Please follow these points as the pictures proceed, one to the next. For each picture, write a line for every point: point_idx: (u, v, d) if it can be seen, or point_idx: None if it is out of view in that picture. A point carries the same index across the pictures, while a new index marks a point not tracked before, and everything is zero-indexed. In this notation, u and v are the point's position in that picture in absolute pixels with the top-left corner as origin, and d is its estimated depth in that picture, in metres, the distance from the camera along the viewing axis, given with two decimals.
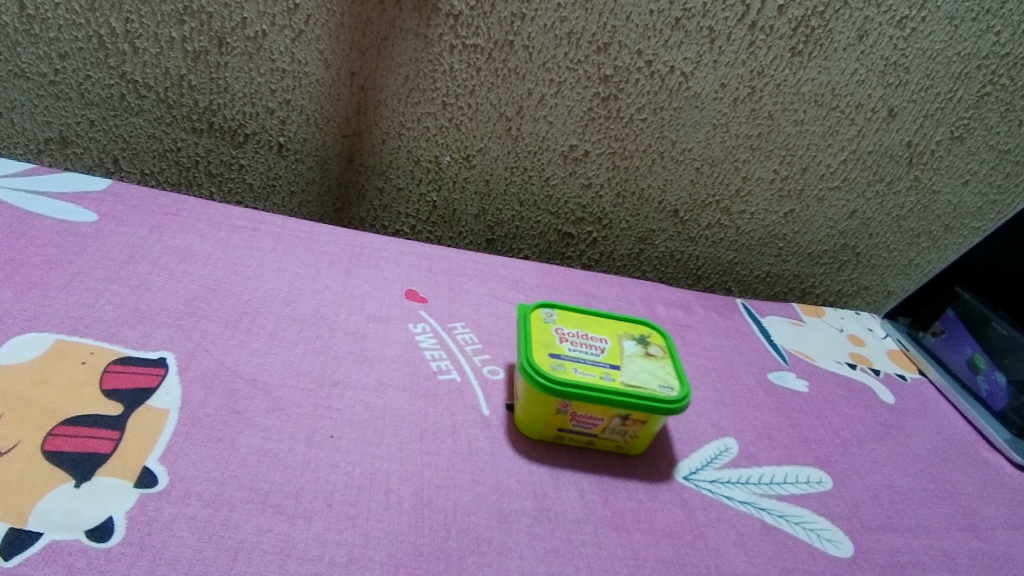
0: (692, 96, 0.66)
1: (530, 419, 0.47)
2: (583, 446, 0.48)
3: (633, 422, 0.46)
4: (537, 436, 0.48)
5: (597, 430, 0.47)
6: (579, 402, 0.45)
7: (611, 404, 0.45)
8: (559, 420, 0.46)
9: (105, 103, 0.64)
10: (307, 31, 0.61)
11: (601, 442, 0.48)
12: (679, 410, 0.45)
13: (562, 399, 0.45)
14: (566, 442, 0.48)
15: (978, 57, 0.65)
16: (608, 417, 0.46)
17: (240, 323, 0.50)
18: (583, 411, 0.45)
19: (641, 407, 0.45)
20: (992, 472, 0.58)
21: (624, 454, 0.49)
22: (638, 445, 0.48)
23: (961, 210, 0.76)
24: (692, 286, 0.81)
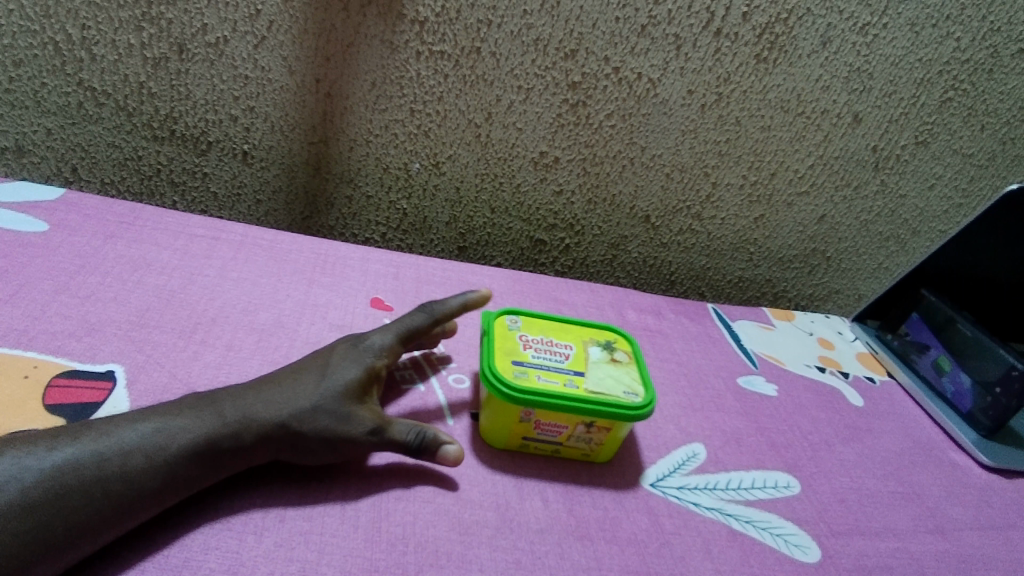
0: (660, 103, 0.66)
1: (493, 428, 0.46)
2: (550, 454, 0.47)
3: (598, 430, 0.45)
4: (502, 445, 0.47)
5: (563, 438, 0.46)
6: (542, 410, 0.44)
7: (575, 411, 0.44)
8: (523, 429, 0.46)
9: (62, 111, 0.62)
10: (270, 37, 0.60)
11: (567, 450, 0.47)
12: (643, 416, 0.44)
13: (524, 408, 0.44)
14: (531, 451, 0.47)
15: (939, 63, 0.66)
16: (573, 425, 0.45)
17: (195, 334, 0.49)
18: (547, 419, 0.45)
19: (606, 414, 0.44)
20: (960, 474, 0.58)
21: (591, 462, 0.48)
22: (606, 453, 0.47)
23: (927, 214, 0.76)
24: (666, 292, 0.81)
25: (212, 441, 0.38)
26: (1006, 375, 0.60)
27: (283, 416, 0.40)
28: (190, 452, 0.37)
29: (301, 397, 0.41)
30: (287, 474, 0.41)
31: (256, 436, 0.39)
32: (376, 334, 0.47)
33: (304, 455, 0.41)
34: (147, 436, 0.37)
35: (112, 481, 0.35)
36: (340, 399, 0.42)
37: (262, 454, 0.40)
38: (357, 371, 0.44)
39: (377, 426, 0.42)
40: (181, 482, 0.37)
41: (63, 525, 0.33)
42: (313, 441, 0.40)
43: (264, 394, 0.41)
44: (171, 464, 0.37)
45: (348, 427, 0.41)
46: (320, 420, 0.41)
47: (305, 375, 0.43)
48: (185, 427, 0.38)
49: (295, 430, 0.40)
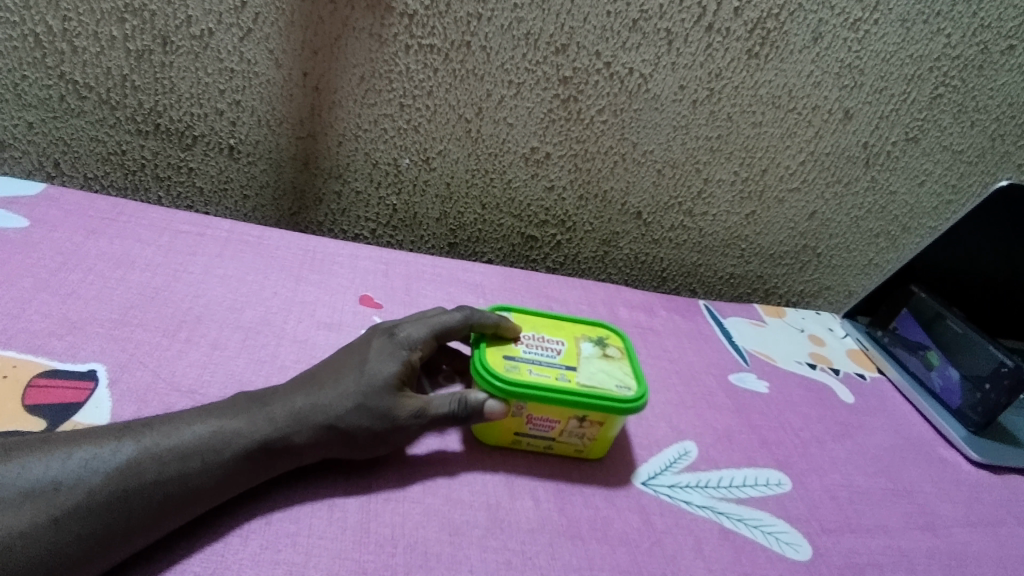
0: (651, 98, 0.65)
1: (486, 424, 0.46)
2: (542, 450, 0.47)
3: (591, 425, 0.45)
4: (494, 441, 0.47)
5: (555, 434, 0.46)
6: (534, 404, 0.44)
7: (567, 405, 0.43)
8: (514, 425, 0.45)
9: (43, 104, 0.61)
10: (256, 29, 0.59)
11: (560, 446, 0.47)
12: (636, 409, 0.44)
13: (515, 402, 0.44)
14: (523, 448, 0.47)
15: (930, 59, 0.66)
16: (565, 421, 0.45)
17: (179, 333, 0.48)
18: (539, 415, 0.44)
19: (598, 408, 0.44)
20: (949, 470, 0.58)
21: (584, 459, 0.48)
22: (599, 449, 0.47)
23: (917, 211, 0.77)
24: (657, 288, 0.80)
25: (266, 442, 0.39)
26: (995, 370, 0.60)
27: (331, 417, 0.40)
28: (246, 454, 0.38)
29: (344, 398, 0.41)
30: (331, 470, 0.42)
31: (307, 438, 0.40)
32: (411, 326, 0.46)
33: (353, 452, 0.41)
34: (203, 437, 0.37)
35: (171, 483, 0.35)
36: (383, 394, 0.42)
37: (314, 455, 0.40)
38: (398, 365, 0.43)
39: (425, 412, 0.42)
40: (237, 482, 0.37)
41: (120, 526, 0.33)
42: (363, 436, 0.41)
43: (311, 394, 0.41)
44: (227, 465, 0.37)
45: (399, 417, 0.41)
46: (366, 420, 0.41)
47: (348, 370, 0.42)
48: (239, 428, 0.38)
49: (343, 430, 0.40)
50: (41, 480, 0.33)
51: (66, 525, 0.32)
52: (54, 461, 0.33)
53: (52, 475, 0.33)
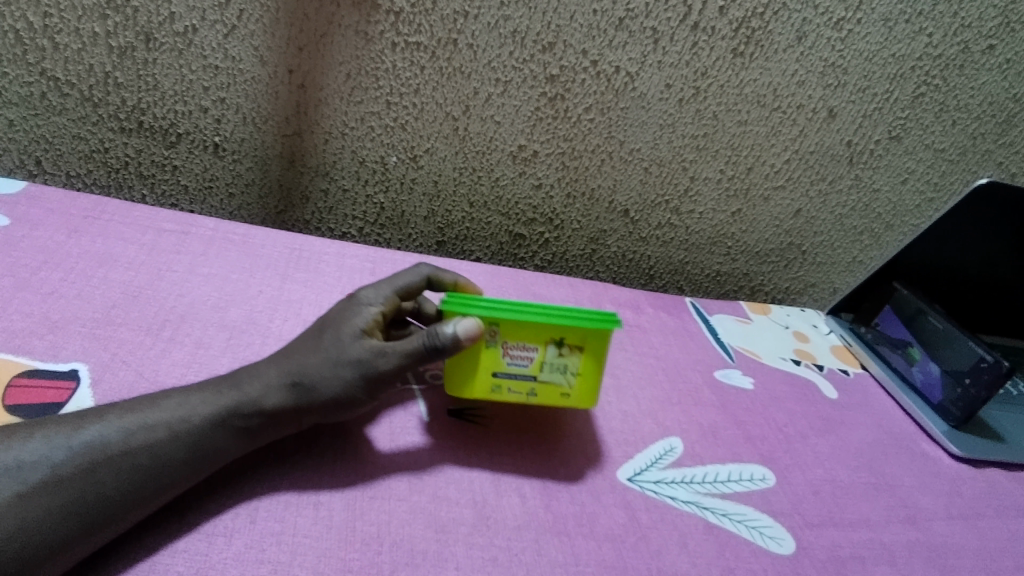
0: (638, 97, 0.66)
1: (463, 370, 0.45)
2: (525, 396, 0.45)
3: (569, 351, 0.45)
4: (473, 390, 0.45)
5: (535, 368, 0.45)
6: (507, 326, 0.44)
7: (540, 322, 0.44)
8: (491, 359, 0.44)
9: (24, 102, 0.60)
10: (240, 26, 0.59)
11: (542, 389, 0.45)
12: (612, 325, 0.44)
13: (488, 324, 0.44)
14: (503, 395, 0.45)
15: (912, 59, 0.67)
16: (542, 348, 0.45)
17: (163, 332, 0.48)
18: (515, 341, 0.45)
19: (571, 322, 0.44)
20: (930, 464, 0.59)
21: (571, 404, 0.46)
22: (583, 388, 0.46)
23: (900, 208, 0.77)
24: (645, 286, 0.81)
25: (239, 411, 0.39)
26: (975, 365, 0.61)
27: (294, 375, 0.40)
28: (216, 425, 0.38)
29: (311, 358, 0.41)
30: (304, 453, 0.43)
31: (281, 401, 0.40)
32: (372, 288, 0.46)
33: (333, 410, 0.41)
34: (169, 412, 0.38)
35: (140, 456, 0.35)
36: (344, 346, 0.41)
37: (295, 422, 0.41)
38: (359, 320, 0.43)
39: (397, 349, 0.41)
40: (209, 454, 0.38)
41: (94, 504, 0.33)
42: (337, 389, 0.40)
43: (277, 361, 0.42)
44: (196, 436, 0.37)
45: (369, 361, 0.41)
46: (330, 373, 0.40)
47: (313, 337, 0.43)
48: (205, 399, 0.39)
49: (314, 387, 0.40)
50: (4, 463, 0.32)
51: (37, 505, 0.32)
52: (15, 445, 0.33)
53: (15, 456, 0.33)
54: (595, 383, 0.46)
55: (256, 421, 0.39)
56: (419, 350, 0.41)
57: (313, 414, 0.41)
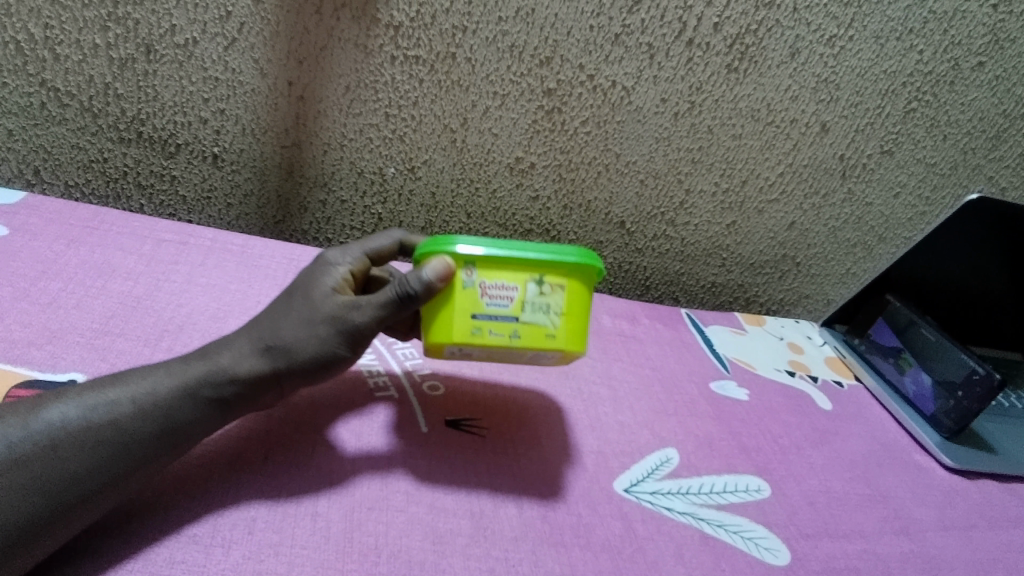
0: (634, 111, 0.67)
1: (439, 315, 0.43)
2: (508, 338, 0.42)
3: (549, 288, 0.43)
4: (452, 336, 0.42)
5: (516, 307, 0.43)
6: (484, 263, 0.43)
7: (518, 257, 0.43)
8: (470, 300, 0.42)
9: (24, 111, 0.61)
10: (241, 39, 0.59)
11: (525, 330, 0.43)
12: (591, 260, 0.44)
13: (464, 262, 0.43)
14: (485, 340, 0.42)
15: (903, 75, 0.68)
16: (522, 286, 0.43)
17: (161, 342, 0.48)
18: (493, 280, 0.43)
19: (550, 257, 0.43)
20: (924, 475, 0.59)
21: (557, 346, 0.43)
22: (567, 330, 0.44)
23: (893, 221, 0.78)
24: (641, 297, 0.81)
25: (208, 380, 0.39)
26: (967, 377, 0.62)
27: (266, 339, 0.41)
28: (184, 396, 0.38)
29: (285, 321, 0.41)
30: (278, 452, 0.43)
31: (252, 368, 0.40)
32: (339, 248, 0.47)
33: (312, 371, 0.42)
34: (133, 386, 0.37)
35: (105, 430, 0.35)
36: (316, 305, 0.42)
37: (271, 386, 0.41)
38: (329, 279, 0.44)
39: (372, 302, 0.42)
40: (180, 426, 0.38)
41: (63, 483, 0.33)
42: (316, 348, 0.41)
43: (248, 327, 0.42)
44: (163, 406, 0.37)
45: (346, 316, 0.42)
46: (303, 332, 0.41)
47: (283, 300, 0.43)
48: (169, 371, 0.39)
49: (291, 350, 0.41)
50: None
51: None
52: None
53: None
54: (579, 325, 0.45)
55: (229, 390, 0.40)
56: (393, 301, 0.42)
57: (294, 378, 0.41)
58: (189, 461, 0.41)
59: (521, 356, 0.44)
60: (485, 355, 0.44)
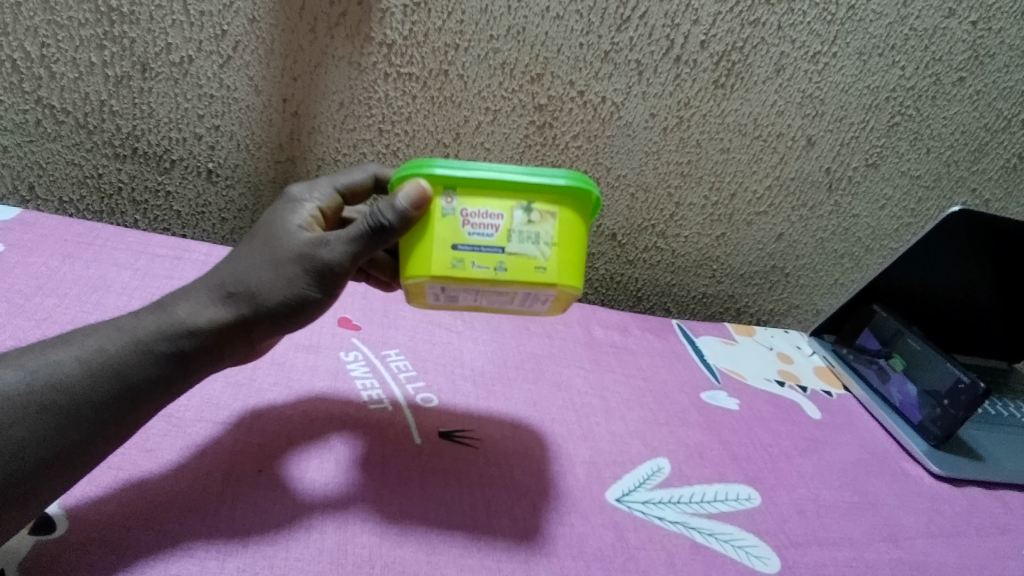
0: (624, 126, 0.68)
1: (419, 247, 0.41)
2: (493, 271, 0.40)
3: (538, 216, 0.41)
4: (432, 269, 0.40)
5: (502, 238, 0.40)
6: (465, 189, 0.40)
7: (502, 181, 0.40)
8: (451, 228, 0.40)
9: (19, 129, 0.61)
10: (236, 57, 0.60)
11: (511, 262, 0.40)
12: (583, 185, 0.41)
13: (444, 188, 0.40)
14: (468, 273, 0.40)
15: (886, 90, 0.70)
16: (507, 213, 0.40)
17: None
18: (476, 207, 0.40)
19: (538, 180, 0.41)
20: (911, 482, 0.60)
21: (547, 280, 0.41)
22: (558, 262, 0.41)
23: (879, 233, 0.80)
24: (633, 308, 0.82)
25: (165, 334, 0.38)
26: (952, 386, 0.63)
27: (228, 285, 0.40)
28: (138, 353, 0.37)
29: (249, 265, 0.40)
30: (267, 464, 0.43)
31: (212, 319, 0.39)
32: (307, 194, 0.46)
33: (282, 316, 0.41)
34: (80, 348, 0.36)
35: (53, 396, 0.34)
36: (281, 248, 0.41)
37: (240, 335, 0.40)
38: (296, 223, 0.43)
39: (341, 238, 0.40)
40: (138, 387, 0.37)
41: (7, 454, 0.32)
42: (285, 292, 0.40)
43: (209, 276, 0.41)
44: (117, 365, 0.36)
45: (315, 253, 0.40)
46: (269, 275, 0.40)
47: (246, 246, 0.42)
48: (119, 329, 0.37)
49: (257, 294, 0.40)
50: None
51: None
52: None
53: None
54: (573, 259, 0.42)
55: (187, 344, 0.38)
56: (365, 233, 0.40)
57: (263, 326, 0.40)
58: (184, 473, 0.41)
59: (511, 295, 0.42)
60: (471, 294, 0.42)
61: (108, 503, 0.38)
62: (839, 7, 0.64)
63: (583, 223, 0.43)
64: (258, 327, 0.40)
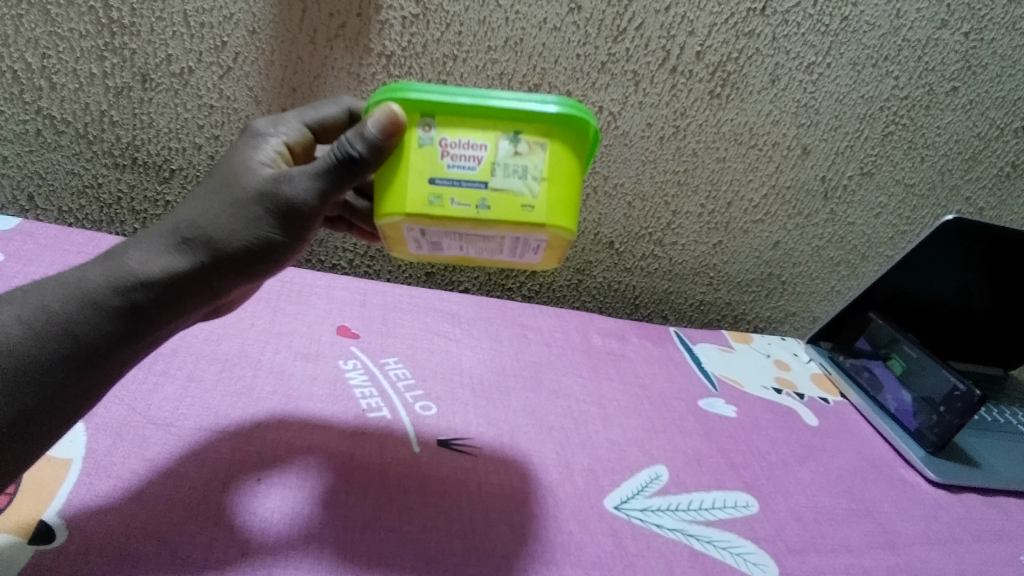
0: (621, 135, 0.68)
1: (393, 182, 0.39)
2: (474, 209, 0.38)
3: (525, 148, 0.38)
4: (408, 205, 0.38)
5: (484, 172, 0.38)
6: (445, 116, 0.38)
7: (484, 107, 0.38)
8: (428, 159, 0.38)
9: (19, 139, 0.62)
10: (236, 68, 0.60)
11: (494, 198, 0.38)
12: (576, 112, 0.38)
13: (421, 115, 0.38)
14: (447, 210, 0.38)
15: (880, 100, 0.70)
16: (491, 145, 0.38)
17: (155, 365, 0.49)
18: (456, 137, 0.38)
19: (524, 108, 0.38)
20: (909, 489, 0.61)
21: (535, 221, 0.38)
22: (547, 200, 0.38)
23: (874, 240, 0.80)
24: (630, 315, 0.83)
25: (114, 286, 0.36)
26: (949, 393, 0.63)
27: (185, 230, 0.38)
28: (82, 308, 0.35)
29: (208, 209, 0.38)
30: (265, 472, 0.43)
31: (167, 268, 0.37)
32: (278, 128, 0.44)
33: (245, 261, 0.39)
34: (21, 308, 0.34)
35: (1, 361, 0.32)
36: (243, 188, 0.39)
37: (201, 284, 0.38)
38: (260, 162, 0.41)
39: (306, 173, 0.38)
40: (95, 347, 0.35)
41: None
42: (249, 236, 0.38)
43: (167, 220, 0.39)
44: (67, 323, 0.34)
45: (278, 193, 0.38)
46: (229, 218, 0.38)
47: (207, 188, 0.40)
48: (64, 285, 0.36)
49: (216, 239, 0.38)
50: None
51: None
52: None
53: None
54: (565, 197, 0.39)
55: (140, 296, 0.36)
56: (332, 168, 0.38)
57: (226, 274, 0.38)
58: (183, 482, 0.41)
59: (497, 238, 0.40)
60: (453, 234, 0.40)
61: (106, 511, 0.38)
62: (833, 18, 0.65)
63: (579, 158, 0.40)
64: (220, 275, 0.38)
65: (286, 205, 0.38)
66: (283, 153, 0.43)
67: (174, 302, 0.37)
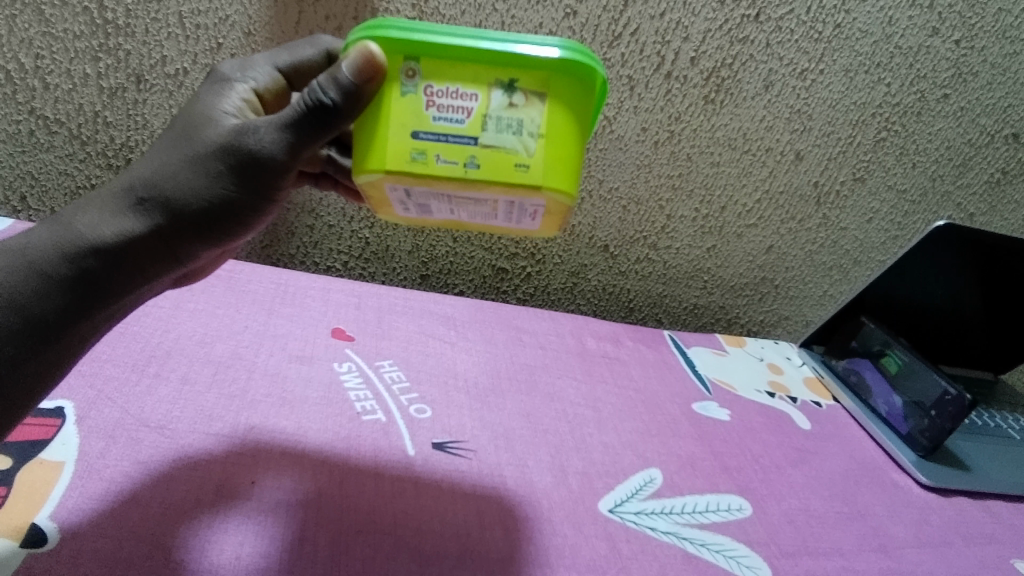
0: (616, 139, 0.68)
1: (374, 134, 0.38)
2: (462, 166, 0.37)
3: (519, 100, 0.37)
4: (388, 158, 0.37)
5: (473, 126, 0.37)
6: (431, 63, 0.37)
7: (473, 54, 0.37)
8: (413, 110, 0.37)
9: (12, 139, 0.61)
10: None
11: (484, 155, 0.37)
12: (575, 61, 0.37)
13: (405, 61, 0.37)
14: (432, 165, 0.37)
15: (872, 106, 0.71)
16: (481, 96, 0.37)
17: (148, 367, 0.49)
18: (443, 86, 0.37)
19: (518, 56, 0.37)
20: (900, 492, 0.61)
21: (528, 181, 0.37)
22: (543, 158, 0.37)
23: (867, 245, 0.81)
24: (625, 318, 0.83)
25: (63, 252, 0.36)
26: (940, 397, 0.64)
27: (143, 190, 0.38)
28: (26, 277, 0.35)
29: (168, 165, 0.38)
30: (255, 473, 0.43)
31: (121, 231, 0.37)
32: (251, 78, 0.43)
33: (206, 222, 0.39)
34: None
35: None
36: (205, 142, 0.38)
37: (160, 248, 0.38)
38: (226, 114, 0.40)
39: (272, 125, 0.38)
40: (46, 320, 0.35)
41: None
42: (210, 193, 0.38)
43: (127, 176, 0.39)
44: (13, 295, 0.35)
45: (241, 146, 0.38)
46: (189, 175, 0.38)
47: (170, 140, 0.40)
48: (10, 252, 0.36)
49: (174, 198, 0.38)
50: None
51: None
52: None
53: None
54: (561, 156, 0.38)
55: (92, 263, 0.37)
56: (297, 118, 0.37)
57: (187, 237, 0.39)
58: (176, 484, 0.41)
59: (489, 200, 0.39)
60: (439, 194, 0.39)
61: (98, 515, 0.38)
62: (826, 25, 0.65)
63: (579, 114, 0.38)
64: (181, 237, 0.39)
65: (251, 160, 0.38)
66: (250, 101, 0.42)
67: (132, 265, 0.38)
